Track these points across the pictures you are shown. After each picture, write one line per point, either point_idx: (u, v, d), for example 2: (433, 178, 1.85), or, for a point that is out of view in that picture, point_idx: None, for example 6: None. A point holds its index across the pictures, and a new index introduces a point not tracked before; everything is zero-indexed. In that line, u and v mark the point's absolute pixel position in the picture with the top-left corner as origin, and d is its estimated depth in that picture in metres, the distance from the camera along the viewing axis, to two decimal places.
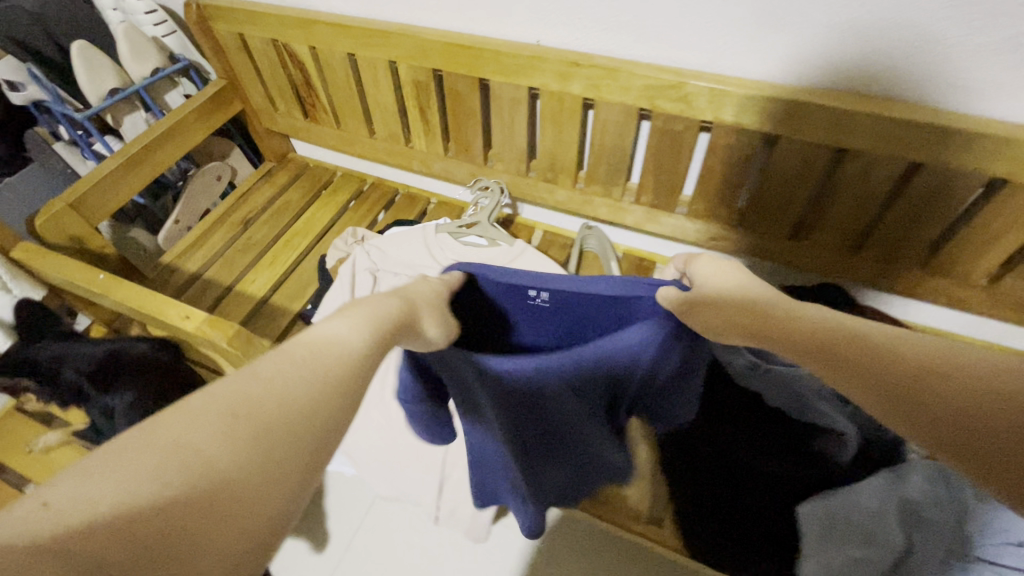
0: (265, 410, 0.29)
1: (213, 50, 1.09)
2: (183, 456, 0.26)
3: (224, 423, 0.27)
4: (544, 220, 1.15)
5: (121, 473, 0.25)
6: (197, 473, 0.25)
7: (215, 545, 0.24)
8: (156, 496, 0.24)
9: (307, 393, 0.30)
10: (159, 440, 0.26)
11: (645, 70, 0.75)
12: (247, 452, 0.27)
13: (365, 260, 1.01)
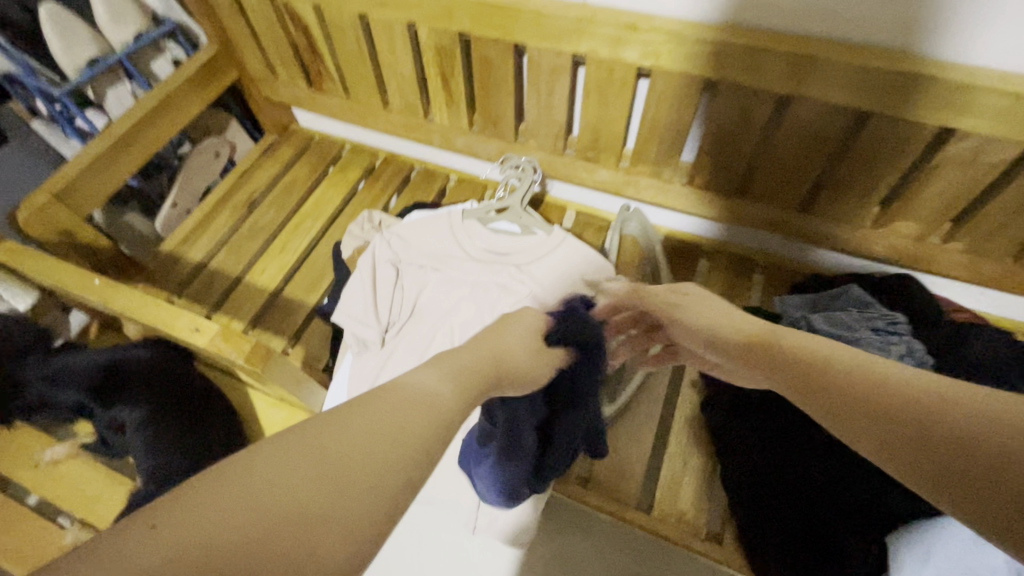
0: (360, 441, 0.31)
1: (203, 10, 0.96)
2: (286, 477, 0.28)
3: (322, 449, 0.29)
4: (577, 200, 1.06)
5: (236, 493, 0.26)
6: (303, 495, 0.27)
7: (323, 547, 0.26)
8: (265, 512, 0.26)
9: (392, 420, 0.33)
10: (268, 461, 0.28)
11: (716, 34, 0.64)
12: (343, 475, 0.29)
13: (386, 251, 0.91)
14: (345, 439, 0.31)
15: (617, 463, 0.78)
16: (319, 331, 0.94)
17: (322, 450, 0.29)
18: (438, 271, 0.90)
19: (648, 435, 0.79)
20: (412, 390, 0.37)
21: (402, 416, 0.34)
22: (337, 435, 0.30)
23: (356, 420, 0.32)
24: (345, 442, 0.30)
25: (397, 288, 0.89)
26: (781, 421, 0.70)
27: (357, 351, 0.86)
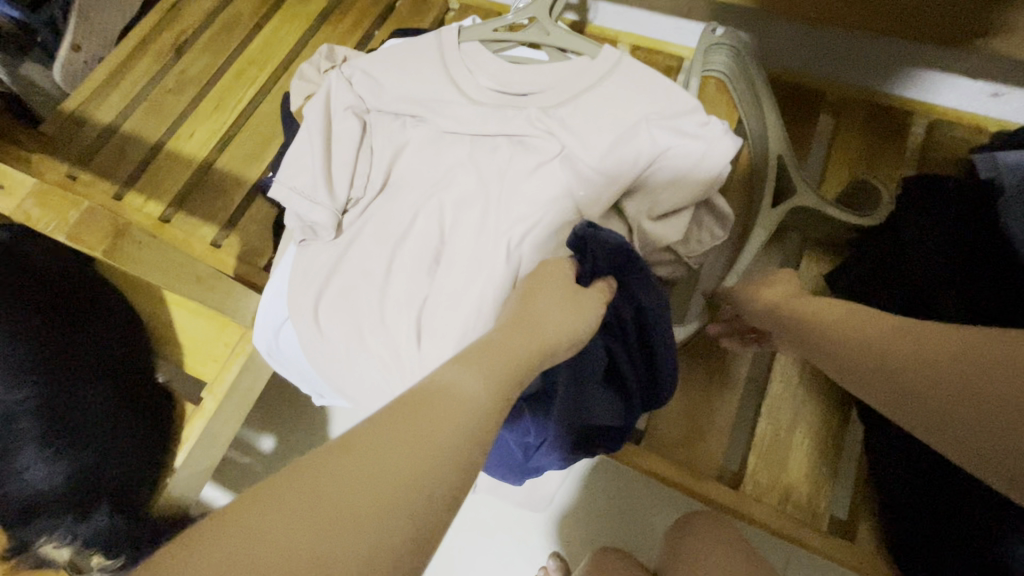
0: (397, 476, 0.23)
1: None
2: (321, 511, 0.22)
3: (356, 485, 0.23)
4: (632, 27, 0.71)
5: (267, 527, 0.21)
6: (334, 535, 0.21)
7: None
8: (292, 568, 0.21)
9: (420, 469, 0.23)
10: (298, 493, 0.22)
11: None
12: (377, 506, 0.22)
13: (345, 94, 0.61)
14: (346, 474, 0.23)
15: (685, 410, 0.51)
16: (262, 216, 0.67)
17: (314, 499, 0.22)
18: (420, 123, 0.59)
19: (736, 370, 0.52)
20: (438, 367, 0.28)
21: (420, 422, 0.25)
22: (328, 471, 0.23)
23: (344, 466, 0.23)
24: (339, 489, 0.22)
25: (362, 149, 0.60)
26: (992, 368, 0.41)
27: (304, 241, 0.59)
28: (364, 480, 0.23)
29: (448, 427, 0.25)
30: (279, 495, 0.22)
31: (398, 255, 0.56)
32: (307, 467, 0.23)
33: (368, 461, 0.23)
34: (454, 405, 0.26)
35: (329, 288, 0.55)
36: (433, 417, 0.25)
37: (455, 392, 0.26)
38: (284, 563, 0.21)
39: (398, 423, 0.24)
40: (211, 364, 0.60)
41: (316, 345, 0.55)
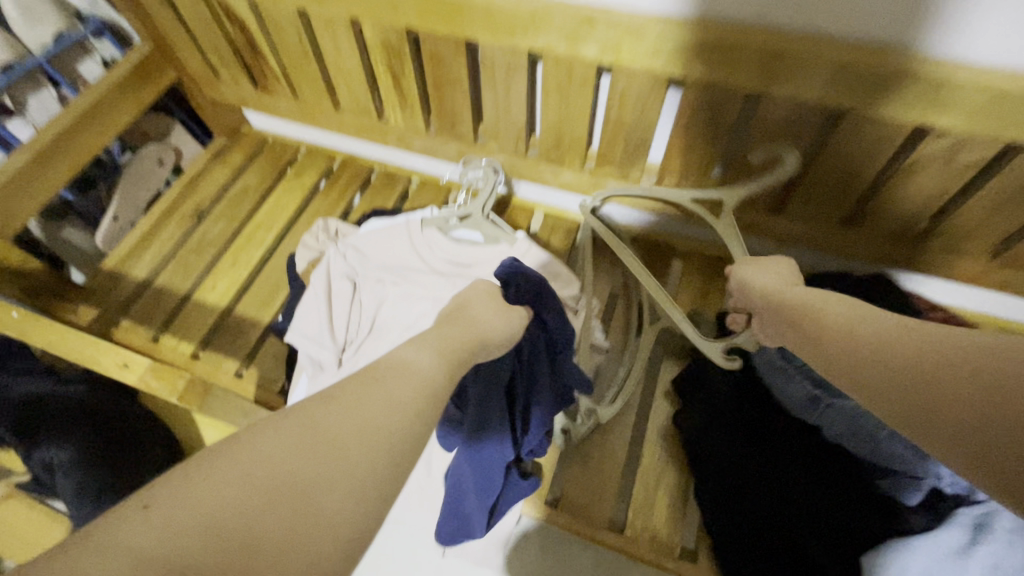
0: (362, 434, 0.32)
1: (128, 8, 0.88)
2: (311, 439, 0.31)
3: (339, 433, 0.31)
4: (543, 199, 1.01)
5: (268, 449, 0.30)
6: (316, 458, 0.30)
7: (317, 513, 0.29)
8: (286, 472, 0.29)
9: (384, 423, 0.33)
10: (298, 424, 0.31)
11: (678, 27, 0.59)
12: (348, 459, 0.31)
13: (341, 264, 0.85)
14: (333, 415, 0.32)
15: (587, 480, 0.75)
16: (275, 350, 0.89)
17: (322, 433, 0.31)
18: (397, 285, 0.84)
19: (619, 447, 0.76)
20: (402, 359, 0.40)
21: (384, 385, 0.36)
22: (322, 413, 0.32)
23: (329, 410, 0.33)
24: (330, 424, 0.32)
25: (354, 304, 0.84)
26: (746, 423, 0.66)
27: (312, 373, 0.81)
28: (347, 427, 0.32)
29: (408, 388, 0.36)
30: (288, 423, 0.31)
31: None
32: (308, 411, 0.32)
33: (355, 404, 0.33)
34: (410, 373, 0.38)
35: None
36: (401, 378, 0.37)
37: (410, 367, 0.39)
38: (291, 470, 0.29)
39: (369, 384, 0.35)
40: None
41: None
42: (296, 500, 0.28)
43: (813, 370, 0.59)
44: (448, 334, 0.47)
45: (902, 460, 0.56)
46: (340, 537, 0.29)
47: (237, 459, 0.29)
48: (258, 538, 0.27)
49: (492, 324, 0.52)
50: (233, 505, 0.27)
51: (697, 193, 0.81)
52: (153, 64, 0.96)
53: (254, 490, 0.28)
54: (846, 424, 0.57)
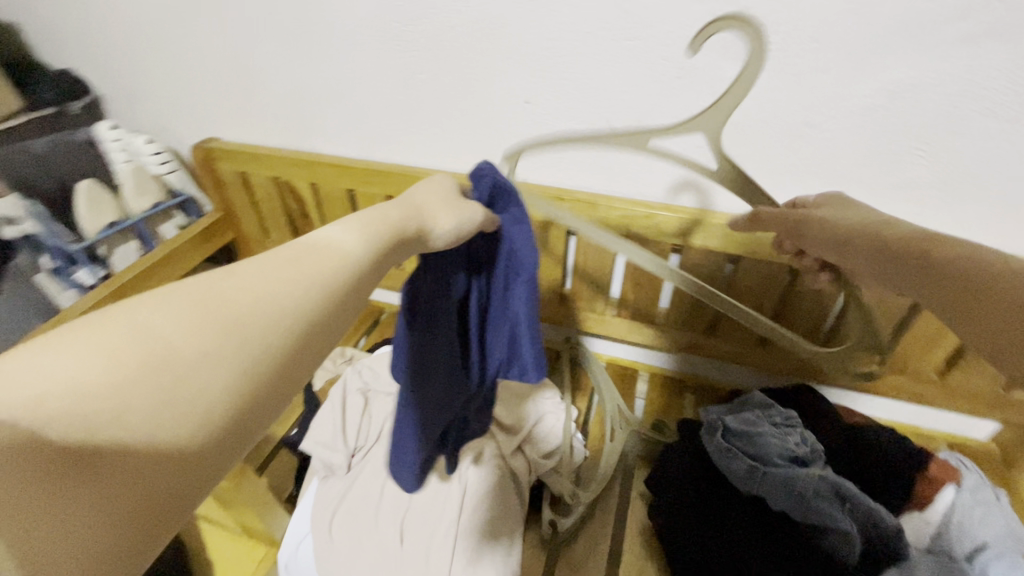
0: (250, 314, 0.32)
1: (213, 185, 1.17)
2: (200, 311, 0.31)
3: (223, 318, 0.31)
4: None
5: (155, 320, 0.30)
6: (195, 333, 0.30)
7: (191, 387, 0.29)
8: (168, 343, 0.29)
9: (278, 301, 0.34)
10: (187, 297, 0.32)
11: (620, 203, 0.86)
12: (230, 342, 0.31)
13: (356, 381, 0.99)
14: (230, 288, 0.33)
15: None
16: (284, 463, 0.96)
17: (212, 304, 0.32)
18: None
19: (602, 543, 0.83)
20: (318, 237, 0.41)
21: (290, 266, 0.36)
22: (219, 286, 0.33)
23: (228, 282, 0.33)
24: (228, 297, 0.33)
25: (364, 415, 0.94)
26: (712, 508, 0.76)
27: (323, 476, 0.89)
28: (250, 304, 0.33)
29: (318, 268, 0.37)
30: (186, 300, 0.31)
31: (387, 484, 0.86)
32: (213, 290, 0.33)
33: (248, 284, 0.34)
34: (319, 253, 0.39)
35: (339, 510, 0.83)
36: (312, 257, 0.38)
37: (329, 245, 0.40)
38: (167, 339, 0.29)
39: (277, 263, 0.36)
40: None
41: (327, 552, 0.80)
42: (184, 369, 0.29)
43: (752, 447, 0.73)
44: (387, 214, 0.47)
45: (830, 518, 0.66)
46: (213, 419, 0.29)
47: (116, 333, 0.28)
48: (132, 404, 0.27)
49: (437, 221, 0.52)
50: (107, 368, 0.27)
51: (650, 321, 1.02)
52: (220, 226, 1.22)
53: (135, 359, 0.28)
54: (780, 492, 0.69)
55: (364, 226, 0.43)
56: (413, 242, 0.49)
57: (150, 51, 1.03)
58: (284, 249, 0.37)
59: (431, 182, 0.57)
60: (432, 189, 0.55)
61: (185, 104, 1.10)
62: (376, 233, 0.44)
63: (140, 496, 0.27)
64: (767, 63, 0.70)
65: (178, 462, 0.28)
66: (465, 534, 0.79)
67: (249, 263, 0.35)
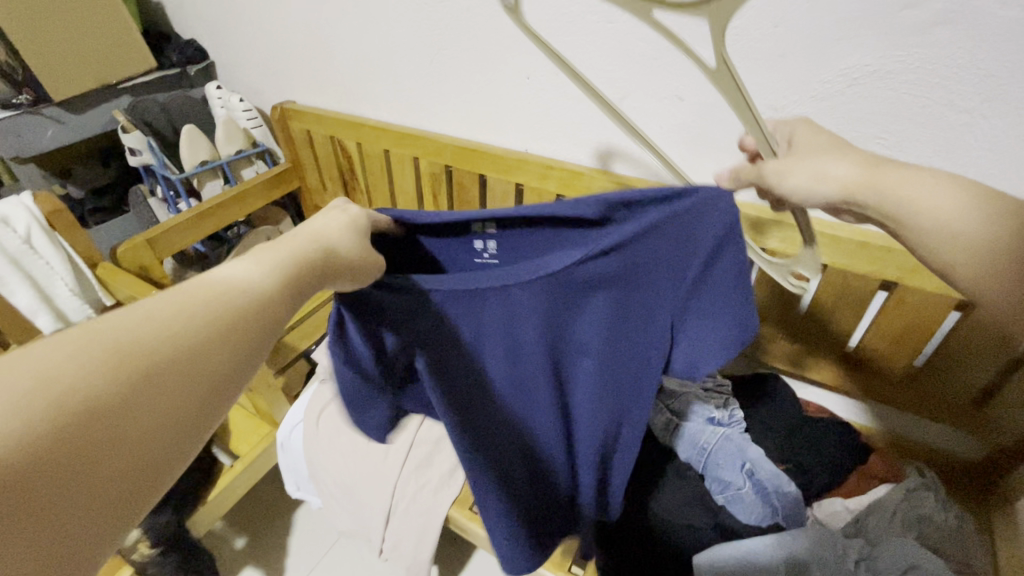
0: (164, 358, 0.29)
1: (285, 139, 1.39)
2: (119, 354, 0.28)
3: (138, 364, 0.28)
4: None
5: (71, 360, 0.26)
6: (114, 383, 0.27)
7: (117, 447, 0.26)
8: (88, 392, 0.26)
9: (196, 342, 0.30)
10: (104, 338, 0.28)
11: (603, 176, 0.93)
12: (155, 397, 0.28)
13: None
14: (149, 326, 0.29)
15: None
16: (299, 371, 1.15)
17: (134, 346, 0.28)
18: None
19: None
20: (227, 276, 0.35)
21: (212, 303, 0.32)
22: (137, 323, 0.29)
23: (149, 322, 0.30)
24: (146, 340, 0.29)
25: None
26: (634, 455, 0.83)
27: (322, 382, 1.06)
28: (160, 344, 0.29)
29: (234, 300, 0.33)
30: (81, 345, 0.27)
31: None
32: (120, 333, 0.28)
33: (176, 324, 0.30)
34: (239, 289, 0.34)
35: (328, 407, 1.00)
36: (232, 291, 0.34)
37: (239, 280, 0.35)
38: (90, 389, 0.26)
39: (204, 300, 0.32)
40: (246, 446, 1.05)
41: (313, 438, 0.97)
42: (101, 418, 0.26)
43: (674, 406, 0.83)
44: (292, 247, 0.41)
45: (729, 474, 0.75)
46: (129, 477, 0.27)
47: (10, 392, 0.24)
48: (44, 471, 0.24)
49: (348, 245, 0.47)
50: (25, 430, 0.24)
51: None
52: (289, 175, 1.45)
53: (61, 414, 0.25)
54: (689, 444, 0.79)
55: (270, 255, 0.38)
56: (335, 275, 0.45)
57: (245, 24, 1.27)
58: (187, 286, 0.33)
59: (340, 215, 0.50)
60: (338, 219, 0.49)
61: (270, 70, 1.33)
62: (286, 263, 0.39)
63: (56, 560, 0.24)
64: (731, 46, 0.73)
65: (91, 510, 0.26)
66: (421, 441, 0.93)
67: (158, 299, 0.31)
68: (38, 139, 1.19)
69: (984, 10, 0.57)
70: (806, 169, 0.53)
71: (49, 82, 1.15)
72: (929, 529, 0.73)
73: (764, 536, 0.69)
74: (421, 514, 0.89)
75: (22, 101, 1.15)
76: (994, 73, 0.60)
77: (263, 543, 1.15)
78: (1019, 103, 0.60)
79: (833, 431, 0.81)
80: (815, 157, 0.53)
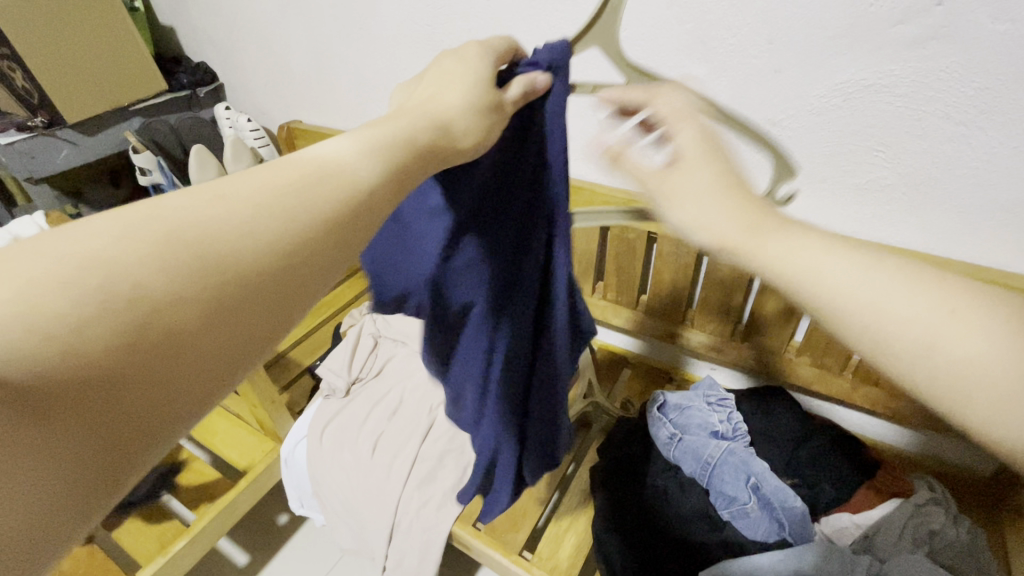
0: (244, 254, 0.27)
1: None
2: (191, 247, 0.26)
3: (216, 259, 0.26)
4: None
5: (134, 245, 0.25)
6: (193, 278, 0.25)
7: (196, 353, 0.25)
8: (162, 286, 0.25)
9: (282, 240, 0.29)
10: (170, 222, 0.26)
11: (602, 190, 0.94)
12: (237, 297, 0.27)
13: (371, 327, 1.15)
14: (229, 216, 0.28)
15: (512, 514, 0.89)
16: (304, 387, 1.15)
17: (211, 236, 0.27)
18: (405, 345, 1.12)
19: (544, 492, 0.92)
20: (327, 159, 0.33)
21: (303, 196, 0.30)
22: (214, 214, 0.27)
23: (226, 209, 0.28)
24: (224, 232, 0.27)
25: (371, 355, 1.11)
26: (636, 469, 0.83)
27: (326, 397, 1.06)
28: (225, 237, 0.27)
29: (333, 191, 0.31)
30: (144, 226, 0.26)
31: (374, 410, 1.02)
32: (180, 216, 0.27)
33: (256, 215, 0.28)
34: (338, 180, 0.32)
35: (332, 422, 1.00)
36: (328, 182, 0.31)
37: (336, 168, 0.32)
38: (156, 285, 0.24)
39: (291, 192, 0.30)
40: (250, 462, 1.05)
41: (315, 453, 0.97)
42: (176, 316, 0.25)
43: (677, 420, 0.84)
44: (397, 125, 0.37)
45: (734, 490, 0.74)
46: (203, 383, 0.26)
47: (69, 268, 0.23)
48: (99, 369, 0.23)
49: (457, 118, 0.40)
50: (88, 322, 0.23)
51: (634, 307, 1.05)
52: None
53: (123, 306, 0.23)
54: (692, 459, 0.79)
55: (369, 137, 0.35)
56: (447, 151, 0.40)
57: (254, 47, 1.30)
58: (272, 173, 0.30)
59: (452, 74, 0.43)
60: (444, 85, 0.42)
61: (276, 91, 1.36)
62: (386, 148, 0.35)
63: (105, 463, 0.24)
64: (727, 62, 0.74)
65: (154, 409, 0.25)
66: (424, 458, 0.93)
67: (251, 181, 0.29)
68: (53, 160, 1.22)
69: (976, 25, 0.58)
70: (686, 210, 0.39)
71: (63, 104, 1.18)
72: (940, 545, 0.71)
73: (770, 551, 0.68)
74: (423, 532, 0.88)
75: (37, 124, 1.19)
76: (989, 85, 0.61)
77: (268, 558, 1.15)
78: (1014, 114, 0.61)
79: (839, 444, 0.80)
80: (696, 190, 0.39)
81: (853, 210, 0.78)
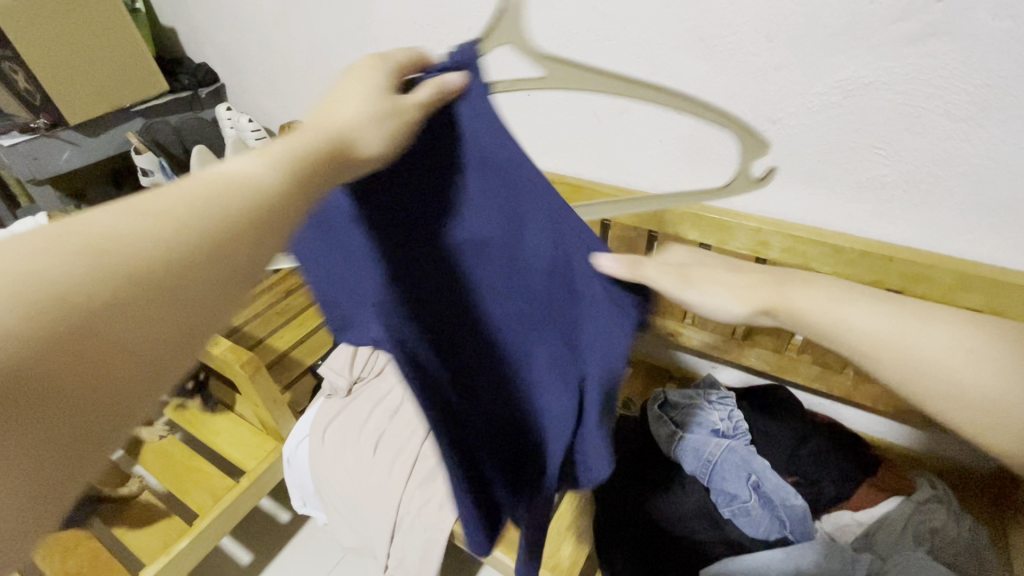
0: (174, 265, 0.26)
1: None
2: (113, 259, 0.24)
3: (141, 272, 0.24)
4: None
5: (50, 260, 0.23)
6: (116, 292, 0.23)
7: (123, 370, 0.24)
8: (82, 302, 0.23)
9: (212, 250, 0.27)
10: (89, 235, 0.24)
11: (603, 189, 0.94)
12: (169, 310, 0.25)
13: None
14: (150, 226, 0.26)
15: None
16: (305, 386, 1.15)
17: (132, 250, 0.25)
18: None
19: None
20: (233, 169, 0.31)
21: (225, 204, 0.29)
22: (135, 227, 0.25)
23: (144, 219, 0.26)
24: (145, 247, 0.25)
25: (372, 354, 1.11)
26: (637, 467, 0.83)
27: (327, 396, 1.06)
28: (163, 245, 0.26)
29: (247, 198, 0.29)
30: (59, 238, 0.23)
31: (375, 409, 1.02)
32: (99, 231, 0.25)
33: (181, 224, 0.27)
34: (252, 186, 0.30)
35: (332, 422, 1.00)
36: (244, 189, 0.30)
37: (246, 174, 0.31)
38: (73, 303, 0.22)
39: (211, 200, 0.28)
40: (252, 461, 1.05)
41: (317, 452, 0.97)
42: (97, 333, 0.23)
43: (678, 418, 0.83)
44: (311, 137, 0.35)
45: (735, 487, 0.74)
46: (132, 403, 0.24)
47: None
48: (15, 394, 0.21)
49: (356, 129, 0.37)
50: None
51: None
52: None
53: (38, 323, 0.21)
54: (693, 457, 0.79)
55: (283, 147, 0.34)
56: (348, 169, 0.37)
57: (255, 48, 1.30)
58: (187, 182, 0.28)
59: (352, 85, 0.40)
60: (349, 95, 0.39)
61: (277, 91, 1.36)
62: (298, 155, 0.34)
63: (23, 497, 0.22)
64: (727, 60, 0.74)
65: (83, 432, 0.23)
66: (425, 457, 0.93)
67: (168, 190, 0.28)
68: (54, 160, 1.23)
69: (976, 21, 0.58)
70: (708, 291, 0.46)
71: (65, 105, 1.19)
72: (941, 544, 0.71)
73: (771, 548, 0.68)
74: (423, 530, 0.88)
75: (39, 125, 1.20)
76: (991, 82, 0.60)
77: (270, 558, 1.15)
78: (1015, 111, 0.61)
79: (840, 442, 0.80)
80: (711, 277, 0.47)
81: (854, 208, 0.77)
